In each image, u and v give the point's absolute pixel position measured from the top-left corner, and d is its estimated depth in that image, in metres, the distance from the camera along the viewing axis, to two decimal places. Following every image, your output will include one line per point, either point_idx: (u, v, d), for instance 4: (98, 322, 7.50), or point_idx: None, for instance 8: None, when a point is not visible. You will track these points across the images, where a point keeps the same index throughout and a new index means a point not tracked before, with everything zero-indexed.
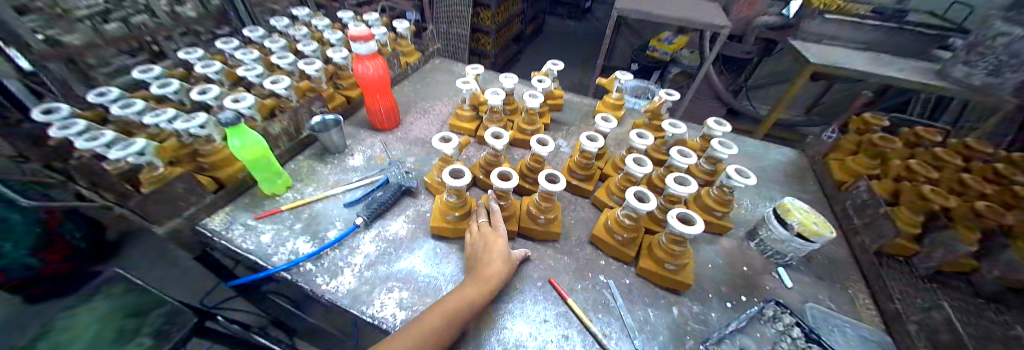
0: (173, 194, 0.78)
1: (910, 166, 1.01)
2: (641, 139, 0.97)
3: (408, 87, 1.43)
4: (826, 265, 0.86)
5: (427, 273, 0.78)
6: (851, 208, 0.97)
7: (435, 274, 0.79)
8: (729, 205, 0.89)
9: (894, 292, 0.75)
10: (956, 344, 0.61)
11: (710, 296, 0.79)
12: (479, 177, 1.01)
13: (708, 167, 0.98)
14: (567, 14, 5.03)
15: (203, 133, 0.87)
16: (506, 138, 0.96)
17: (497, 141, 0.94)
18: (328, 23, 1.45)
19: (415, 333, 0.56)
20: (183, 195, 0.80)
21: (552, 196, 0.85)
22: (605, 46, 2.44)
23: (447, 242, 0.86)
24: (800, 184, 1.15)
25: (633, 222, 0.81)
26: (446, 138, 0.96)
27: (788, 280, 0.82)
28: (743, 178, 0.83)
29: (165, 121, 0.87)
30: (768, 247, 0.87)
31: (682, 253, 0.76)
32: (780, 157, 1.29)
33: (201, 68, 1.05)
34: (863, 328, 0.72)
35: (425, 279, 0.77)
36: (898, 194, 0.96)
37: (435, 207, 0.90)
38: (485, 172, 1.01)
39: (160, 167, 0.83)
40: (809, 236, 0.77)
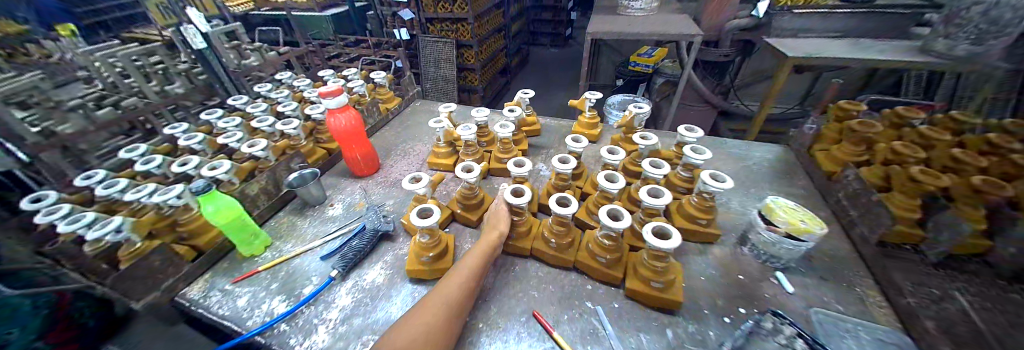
0: (149, 268, 0.79)
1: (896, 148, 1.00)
2: (613, 154, 0.96)
3: (388, 132, 1.47)
4: (828, 263, 0.84)
5: None
6: (845, 199, 0.98)
7: None
8: (712, 211, 0.85)
9: (905, 285, 0.72)
10: (976, 337, 0.58)
11: (705, 312, 0.73)
12: (457, 212, 1.00)
13: (686, 174, 0.95)
14: (550, 42, 5.28)
15: (179, 203, 0.88)
16: (476, 171, 0.95)
17: (467, 175, 0.94)
18: (309, 83, 1.54)
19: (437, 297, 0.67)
20: (160, 267, 0.81)
21: (566, 220, 0.83)
22: (585, 67, 2.51)
23: (425, 285, 0.83)
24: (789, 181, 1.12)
25: (613, 243, 0.77)
26: (417, 177, 0.96)
27: (789, 286, 0.78)
28: (718, 183, 0.80)
29: (144, 196, 0.90)
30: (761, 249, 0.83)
31: (666, 269, 0.71)
32: (765, 154, 1.27)
33: (184, 140, 1.12)
34: (878, 329, 0.68)
35: None
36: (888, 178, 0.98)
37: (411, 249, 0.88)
38: (462, 206, 1.00)
39: (139, 242, 0.85)
40: (798, 235, 0.76)
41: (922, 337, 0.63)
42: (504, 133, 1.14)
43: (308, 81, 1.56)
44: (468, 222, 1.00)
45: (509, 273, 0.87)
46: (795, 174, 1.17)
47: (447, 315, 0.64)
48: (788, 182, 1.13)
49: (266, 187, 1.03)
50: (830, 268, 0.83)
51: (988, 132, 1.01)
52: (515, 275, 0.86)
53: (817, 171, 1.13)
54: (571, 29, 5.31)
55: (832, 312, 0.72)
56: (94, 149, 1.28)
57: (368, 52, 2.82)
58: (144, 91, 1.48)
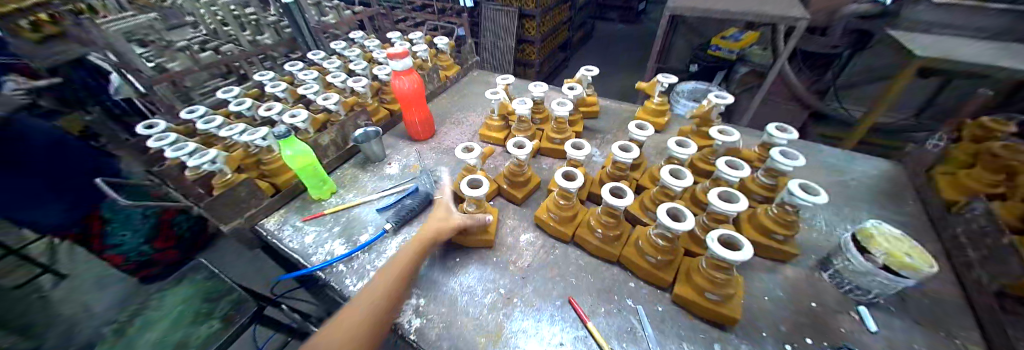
0: (237, 197, 0.92)
1: None
2: (682, 148, 0.88)
3: (446, 99, 1.50)
4: (931, 309, 0.70)
5: (446, 281, 0.79)
6: (963, 236, 0.78)
7: (453, 283, 0.79)
8: (794, 227, 0.75)
9: None
10: None
11: (763, 334, 0.66)
12: (504, 187, 1.00)
13: (767, 181, 0.84)
14: (618, 18, 4.88)
15: (264, 144, 1.00)
16: (528, 148, 0.93)
17: (519, 151, 0.93)
18: (378, 44, 1.60)
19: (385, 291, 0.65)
20: (245, 197, 0.94)
21: (618, 212, 0.79)
22: (655, 49, 2.29)
23: (466, 252, 0.86)
24: (893, 206, 0.94)
25: (668, 244, 0.72)
26: (469, 148, 0.97)
27: (874, 326, 0.66)
28: (809, 196, 0.69)
29: (236, 134, 1.03)
30: (844, 274, 0.72)
31: (727, 282, 0.65)
32: (867, 169, 1.07)
33: (271, 88, 1.24)
34: None
35: (443, 286, 0.78)
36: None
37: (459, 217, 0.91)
38: (510, 181, 1.00)
39: (229, 173, 0.98)
40: (900, 269, 0.63)
41: None
42: (561, 112, 1.09)
43: (377, 41, 1.63)
44: (516, 199, 0.99)
45: (549, 255, 0.86)
46: (903, 198, 0.97)
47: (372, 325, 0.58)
48: (892, 207, 0.94)
49: (333, 139, 1.12)
50: (935, 315, 0.69)
51: None
52: (556, 258, 0.85)
53: (932, 198, 0.92)
54: (645, 3, 4.84)
55: None
56: (197, 86, 1.52)
57: (433, 17, 2.85)
58: (239, 39, 1.66)
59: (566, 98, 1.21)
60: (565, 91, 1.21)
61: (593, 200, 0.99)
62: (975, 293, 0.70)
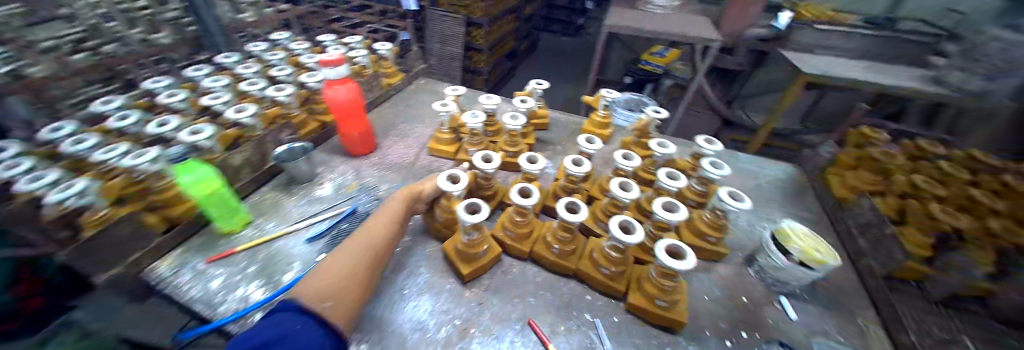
0: (117, 238, 0.73)
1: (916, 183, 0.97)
2: (627, 160, 0.92)
3: (390, 109, 1.39)
4: (834, 292, 0.82)
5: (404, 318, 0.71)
6: (853, 228, 0.93)
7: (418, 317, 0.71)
8: (723, 229, 0.83)
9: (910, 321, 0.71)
10: None
11: (706, 333, 0.71)
12: None
13: (699, 188, 0.92)
14: (561, 31, 5.13)
15: (153, 168, 0.81)
16: (495, 164, 0.90)
17: (488, 165, 0.89)
18: (307, 47, 1.44)
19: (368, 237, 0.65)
20: (128, 238, 0.75)
21: (573, 226, 0.79)
22: (597, 61, 2.42)
23: (414, 280, 0.79)
24: (797, 202, 1.10)
25: (620, 256, 0.74)
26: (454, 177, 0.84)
27: (793, 314, 0.75)
28: (736, 203, 0.76)
29: (116, 157, 0.84)
30: (767, 266, 0.80)
31: (674, 288, 0.68)
32: (776, 172, 1.24)
33: (166, 97, 1.08)
34: None
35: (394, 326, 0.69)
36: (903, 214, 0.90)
37: (450, 251, 0.81)
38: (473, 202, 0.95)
39: (105, 209, 0.76)
40: (813, 264, 0.72)
41: None
42: (513, 126, 1.07)
43: (306, 45, 1.47)
44: (445, 236, 0.88)
45: (503, 277, 0.82)
46: (804, 196, 1.13)
47: (371, 271, 0.60)
48: (800, 205, 1.10)
49: (250, 156, 0.96)
50: (833, 298, 0.81)
51: None
52: (509, 279, 0.82)
53: (827, 196, 1.08)
54: (585, 18, 5.15)
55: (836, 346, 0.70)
56: None
57: (373, 19, 2.68)
58: (125, 37, 1.37)
59: (518, 110, 1.21)
60: (517, 103, 1.20)
61: (549, 214, 0.98)
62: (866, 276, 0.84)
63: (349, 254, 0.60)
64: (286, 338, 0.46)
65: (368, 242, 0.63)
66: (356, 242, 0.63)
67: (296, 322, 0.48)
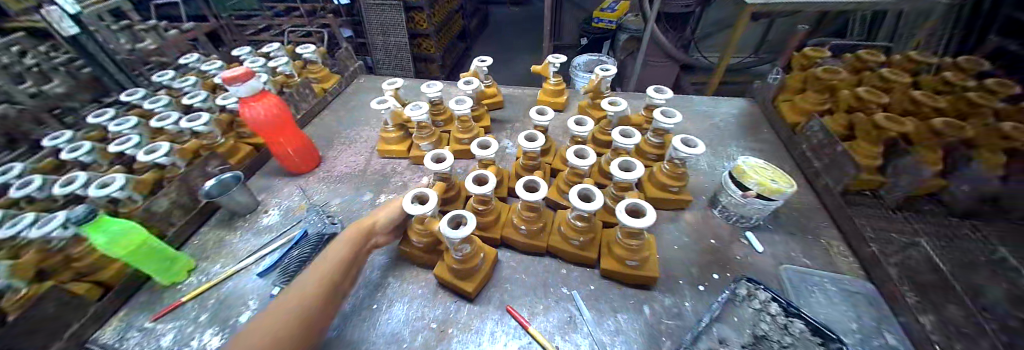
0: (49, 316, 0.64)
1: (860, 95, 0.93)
2: (580, 126, 0.89)
3: (330, 116, 1.29)
4: (795, 216, 0.85)
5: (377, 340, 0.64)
6: (807, 151, 0.96)
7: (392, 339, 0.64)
8: (683, 177, 0.83)
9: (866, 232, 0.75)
10: (942, 283, 0.62)
11: (680, 282, 0.72)
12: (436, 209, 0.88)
13: (657, 141, 0.91)
14: (509, 1, 4.94)
15: (69, 233, 0.69)
16: (448, 159, 0.83)
17: (439, 165, 0.81)
18: (222, 66, 1.30)
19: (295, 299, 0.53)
20: (59, 312, 0.66)
21: (536, 205, 0.76)
22: (547, 26, 2.33)
23: (385, 293, 0.73)
24: (752, 135, 1.12)
25: (586, 224, 0.73)
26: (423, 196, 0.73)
27: (758, 246, 0.78)
28: (689, 149, 0.76)
29: (24, 228, 0.71)
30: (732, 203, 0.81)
31: (642, 246, 0.68)
32: (730, 109, 1.25)
33: (67, 154, 0.93)
34: (842, 279, 0.71)
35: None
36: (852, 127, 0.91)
37: (440, 272, 0.71)
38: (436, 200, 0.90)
39: (23, 289, 0.64)
40: (769, 195, 0.73)
41: (885, 285, 0.67)
42: (462, 111, 1.01)
43: (220, 63, 1.32)
44: (429, 263, 0.76)
45: None
46: (759, 128, 1.15)
47: (292, 348, 0.49)
48: (755, 137, 1.12)
49: (180, 199, 0.89)
50: (793, 220, 0.84)
51: (943, 72, 1.03)
52: None
53: (780, 123, 1.11)
54: None
55: (799, 268, 0.73)
56: None
57: (301, 22, 2.46)
58: None
59: (464, 93, 1.14)
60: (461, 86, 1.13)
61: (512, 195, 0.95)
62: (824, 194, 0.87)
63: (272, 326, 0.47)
64: None
65: (302, 308, 0.52)
66: (281, 310, 0.50)
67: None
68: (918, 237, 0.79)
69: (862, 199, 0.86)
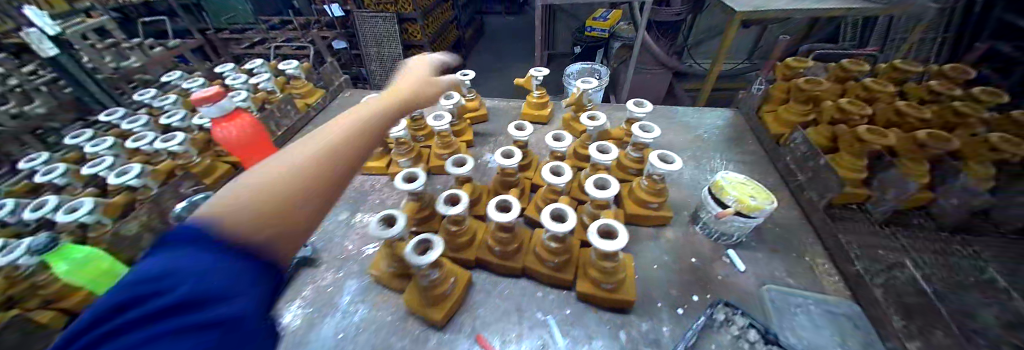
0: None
1: (842, 106, 0.92)
2: (558, 142, 0.87)
3: (312, 132, 1.28)
4: (778, 232, 0.83)
5: None
6: (792, 163, 0.94)
7: None
8: (662, 193, 0.81)
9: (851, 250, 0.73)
10: (927, 307, 0.59)
11: (658, 305, 0.69)
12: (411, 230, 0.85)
13: (636, 155, 0.90)
14: (505, 10, 4.99)
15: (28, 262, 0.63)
16: (420, 178, 0.81)
17: (409, 184, 0.78)
18: (205, 83, 1.29)
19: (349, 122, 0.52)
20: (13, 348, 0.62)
21: (510, 225, 0.73)
22: (540, 35, 2.32)
23: (355, 320, 0.70)
24: (737, 147, 1.10)
25: (560, 245, 0.70)
26: (390, 217, 0.70)
27: (740, 265, 0.75)
28: (665, 165, 0.75)
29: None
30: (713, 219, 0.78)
31: (616, 268, 0.66)
32: (716, 120, 1.24)
33: (39, 176, 0.92)
34: (827, 301, 0.69)
35: None
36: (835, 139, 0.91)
37: (410, 296, 0.69)
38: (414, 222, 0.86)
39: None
40: (749, 212, 0.71)
41: (870, 306, 0.65)
42: (440, 126, 0.99)
43: (202, 80, 1.31)
44: (401, 288, 0.74)
45: None
46: (745, 139, 1.14)
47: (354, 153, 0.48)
48: (740, 148, 1.10)
49: (152, 221, 0.87)
50: (777, 237, 0.82)
51: (929, 80, 1.01)
52: None
53: (765, 134, 1.09)
54: None
55: (781, 289, 0.71)
56: None
57: (292, 36, 2.47)
58: None
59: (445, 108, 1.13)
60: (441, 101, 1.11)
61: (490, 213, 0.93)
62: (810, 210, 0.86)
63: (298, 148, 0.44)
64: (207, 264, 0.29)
65: (333, 135, 0.47)
66: (335, 129, 0.49)
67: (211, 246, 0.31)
68: (907, 255, 0.76)
69: (847, 214, 0.85)
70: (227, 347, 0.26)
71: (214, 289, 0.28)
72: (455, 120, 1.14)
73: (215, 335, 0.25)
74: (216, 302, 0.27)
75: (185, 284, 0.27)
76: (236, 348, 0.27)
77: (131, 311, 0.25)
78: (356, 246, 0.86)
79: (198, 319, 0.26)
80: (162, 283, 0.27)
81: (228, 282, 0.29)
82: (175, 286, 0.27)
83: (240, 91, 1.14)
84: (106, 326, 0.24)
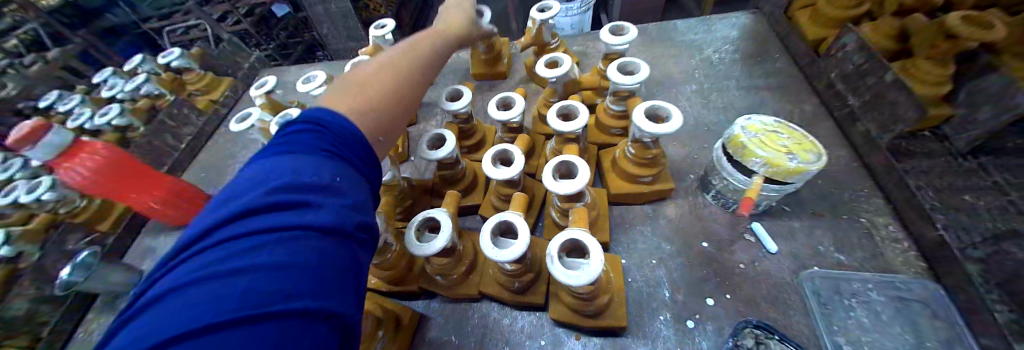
0: None
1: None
2: (503, 112, 0.62)
3: (227, 136, 1.05)
4: (817, 186, 0.61)
5: None
6: (841, 84, 0.70)
7: None
8: (656, 162, 0.58)
9: (929, 204, 0.53)
10: None
11: (661, 318, 0.51)
12: None
13: (618, 108, 0.66)
14: None
15: None
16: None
17: None
18: (82, 99, 1.05)
19: (406, 57, 0.49)
20: None
21: (451, 247, 0.54)
22: None
23: None
24: (756, 68, 0.84)
25: (518, 267, 0.50)
26: None
27: (772, 247, 0.55)
28: (652, 126, 0.52)
29: None
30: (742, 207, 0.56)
31: (596, 292, 0.46)
32: (726, 30, 0.93)
33: None
34: (894, 283, 0.50)
35: None
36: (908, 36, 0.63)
37: None
38: None
39: None
40: (784, 178, 0.48)
41: (965, 288, 0.47)
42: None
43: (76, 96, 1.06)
44: None
45: None
46: (768, 55, 0.86)
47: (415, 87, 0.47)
48: (761, 70, 0.83)
49: (44, 290, 0.74)
50: (810, 193, 0.60)
51: None
52: None
53: (797, 43, 0.81)
54: None
55: (829, 274, 0.51)
56: None
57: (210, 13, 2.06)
58: None
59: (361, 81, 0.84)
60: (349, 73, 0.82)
61: None
62: (865, 148, 0.64)
63: (376, 72, 0.43)
64: (322, 182, 0.28)
65: (395, 68, 0.46)
66: (397, 63, 0.47)
67: (322, 159, 0.30)
68: None
69: (922, 144, 0.60)
70: (352, 271, 0.25)
71: (342, 217, 0.26)
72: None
73: (343, 255, 0.24)
74: (337, 228, 0.25)
75: (320, 188, 0.27)
76: (359, 275, 0.25)
77: (282, 198, 0.25)
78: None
79: (342, 216, 0.26)
80: (306, 181, 0.27)
81: (353, 194, 0.29)
82: (313, 188, 0.27)
83: (109, 106, 0.94)
84: (253, 212, 0.24)
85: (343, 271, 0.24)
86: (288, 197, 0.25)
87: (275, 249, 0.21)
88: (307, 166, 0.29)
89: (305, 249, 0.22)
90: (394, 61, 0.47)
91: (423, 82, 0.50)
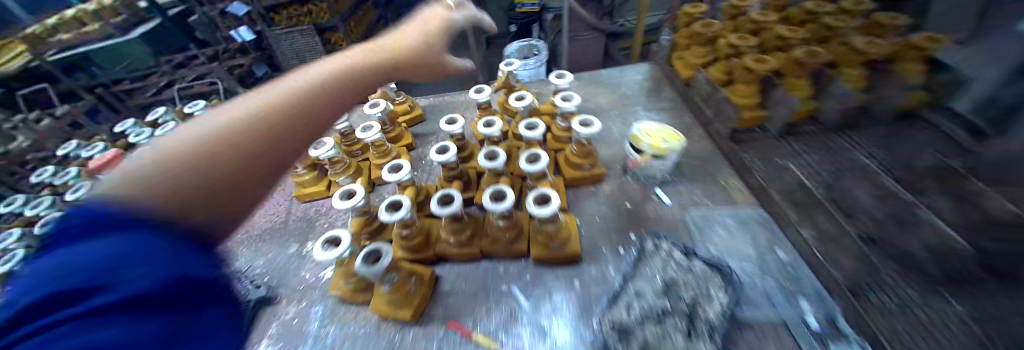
0: None
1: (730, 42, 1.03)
2: (489, 128, 0.92)
3: None
4: (695, 164, 0.94)
5: None
6: (703, 103, 1.08)
7: None
8: (591, 154, 0.89)
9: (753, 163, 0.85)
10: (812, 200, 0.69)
11: (602, 248, 0.76)
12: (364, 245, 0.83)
13: (565, 124, 0.98)
14: None
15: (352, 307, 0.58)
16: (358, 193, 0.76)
17: (394, 214, 0.71)
18: (106, 147, 1.18)
19: (291, 94, 0.50)
20: None
21: (459, 215, 0.77)
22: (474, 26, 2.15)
23: (342, 329, 0.72)
24: (656, 98, 1.22)
25: (507, 221, 0.75)
26: (376, 252, 0.66)
27: (666, 200, 0.84)
28: (585, 130, 0.84)
29: None
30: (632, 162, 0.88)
31: (558, 229, 0.73)
32: (636, 75, 1.34)
33: None
34: (745, 213, 0.79)
35: None
36: (730, 74, 1.01)
37: (377, 298, 0.71)
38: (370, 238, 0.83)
39: None
40: (661, 155, 0.82)
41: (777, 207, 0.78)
42: (371, 138, 0.92)
43: (102, 144, 1.19)
44: (367, 299, 0.74)
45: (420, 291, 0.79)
46: (663, 89, 1.26)
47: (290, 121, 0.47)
48: (658, 99, 1.22)
49: None
50: (693, 168, 0.92)
51: None
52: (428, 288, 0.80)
53: (678, 80, 1.21)
54: None
55: (702, 210, 0.81)
56: None
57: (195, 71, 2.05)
58: None
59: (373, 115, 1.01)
60: (368, 111, 1.01)
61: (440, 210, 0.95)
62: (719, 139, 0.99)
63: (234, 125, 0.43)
64: (127, 258, 0.28)
65: (266, 109, 0.46)
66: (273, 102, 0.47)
67: (132, 232, 0.30)
68: None
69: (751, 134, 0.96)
70: (182, 336, 0.27)
71: (156, 288, 0.28)
72: (389, 128, 1.06)
73: (164, 325, 0.27)
74: (153, 300, 0.27)
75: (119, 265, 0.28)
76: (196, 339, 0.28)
77: (73, 286, 0.26)
78: (311, 274, 0.82)
79: (159, 286, 0.28)
80: (102, 262, 0.27)
81: (172, 255, 0.30)
82: (109, 267, 0.27)
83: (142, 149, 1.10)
84: (31, 313, 0.24)
85: (164, 338, 0.26)
86: (78, 286, 0.26)
87: (64, 340, 0.22)
88: (122, 247, 0.28)
89: (108, 331, 0.24)
90: (268, 102, 0.47)
91: (317, 115, 0.51)
